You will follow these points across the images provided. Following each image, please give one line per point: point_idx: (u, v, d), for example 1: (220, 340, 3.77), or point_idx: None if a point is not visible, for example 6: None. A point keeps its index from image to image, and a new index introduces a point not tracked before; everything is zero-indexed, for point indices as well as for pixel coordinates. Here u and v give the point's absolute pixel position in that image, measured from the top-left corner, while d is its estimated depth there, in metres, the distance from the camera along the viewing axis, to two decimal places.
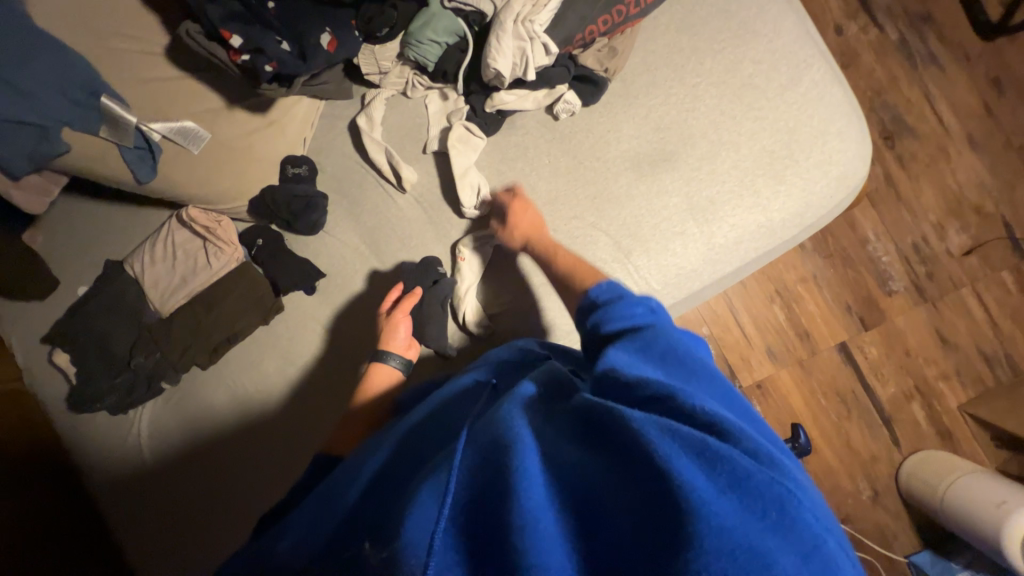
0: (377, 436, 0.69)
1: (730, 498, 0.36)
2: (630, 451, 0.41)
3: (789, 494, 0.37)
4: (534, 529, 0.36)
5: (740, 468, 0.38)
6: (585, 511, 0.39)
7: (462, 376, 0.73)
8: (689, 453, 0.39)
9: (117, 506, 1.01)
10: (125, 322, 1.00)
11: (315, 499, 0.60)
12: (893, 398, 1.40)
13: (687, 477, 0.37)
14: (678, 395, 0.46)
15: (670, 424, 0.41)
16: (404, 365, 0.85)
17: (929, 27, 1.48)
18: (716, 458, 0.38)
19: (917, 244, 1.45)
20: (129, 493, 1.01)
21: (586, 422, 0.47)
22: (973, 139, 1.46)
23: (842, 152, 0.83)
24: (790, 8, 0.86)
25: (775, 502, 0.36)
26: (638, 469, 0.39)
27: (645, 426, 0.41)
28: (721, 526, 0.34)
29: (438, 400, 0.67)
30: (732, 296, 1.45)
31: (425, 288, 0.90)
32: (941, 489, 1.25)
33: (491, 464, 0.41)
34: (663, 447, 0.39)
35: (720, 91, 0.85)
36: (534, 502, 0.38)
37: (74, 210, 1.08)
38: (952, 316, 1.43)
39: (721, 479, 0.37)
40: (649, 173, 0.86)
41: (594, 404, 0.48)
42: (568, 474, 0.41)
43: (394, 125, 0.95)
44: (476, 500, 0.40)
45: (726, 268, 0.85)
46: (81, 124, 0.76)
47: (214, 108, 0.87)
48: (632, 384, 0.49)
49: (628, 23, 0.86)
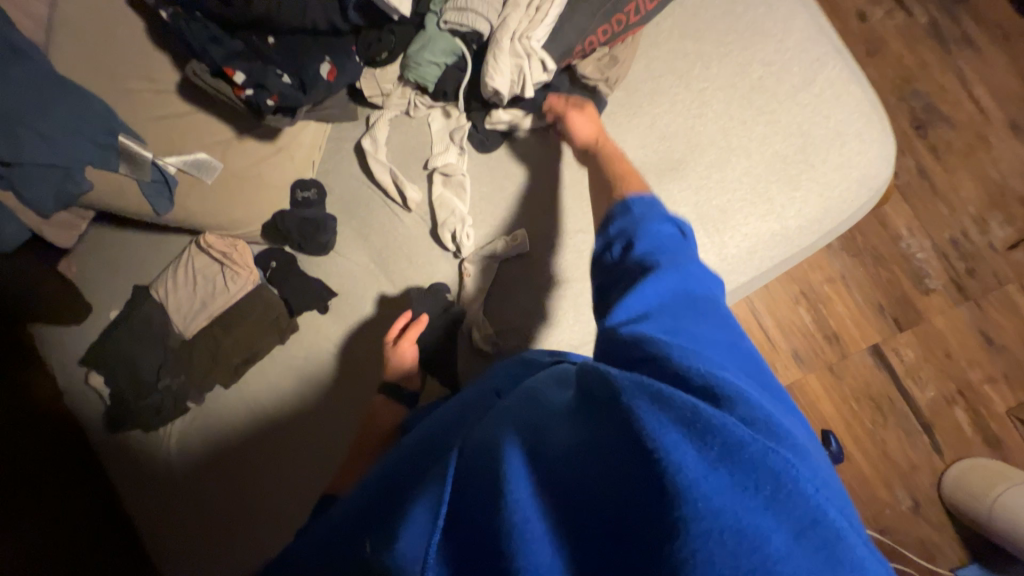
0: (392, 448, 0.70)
1: (720, 474, 0.34)
2: (614, 424, 0.39)
3: (785, 465, 0.34)
4: (522, 529, 0.36)
5: (733, 441, 0.35)
6: (574, 495, 0.38)
7: (469, 389, 0.73)
8: (677, 426, 0.36)
9: (149, 522, 1.05)
10: (152, 346, 1.05)
11: (329, 516, 0.61)
12: (933, 403, 1.32)
13: (672, 455, 0.34)
14: (677, 363, 0.43)
15: (657, 389, 0.38)
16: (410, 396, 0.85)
17: (963, 7, 1.38)
18: (707, 430, 0.35)
19: (955, 239, 1.36)
20: (162, 508, 1.04)
21: (578, 396, 0.45)
22: (1016, 126, 1.36)
23: (862, 153, 0.78)
24: (802, 6, 0.82)
25: (772, 475, 0.34)
26: (622, 444, 0.37)
27: (631, 397, 0.39)
28: (709, 504, 0.33)
29: (446, 411, 0.67)
30: (754, 298, 1.40)
31: (433, 314, 0.91)
32: (988, 500, 1.17)
33: (483, 468, 0.42)
34: (648, 421, 0.37)
35: (729, 95, 0.82)
36: (522, 501, 0.38)
37: (105, 238, 1.14)
38: (997, 315, 1.33)
39: (711, 452, 0.35)
40: (655, 184, 0.83)
41: (586, 374, 0.46)
42: (554, 458, 0.40)
43: (399, 144, 0.96)
44: (469, 506, 0.40)
45: (740, 279, 0.82)
46: (101, 162, 0.80)
47: (227, 140, 0.91)
48: (635, 344, 0.47)
49: (629, 32, 0.84)
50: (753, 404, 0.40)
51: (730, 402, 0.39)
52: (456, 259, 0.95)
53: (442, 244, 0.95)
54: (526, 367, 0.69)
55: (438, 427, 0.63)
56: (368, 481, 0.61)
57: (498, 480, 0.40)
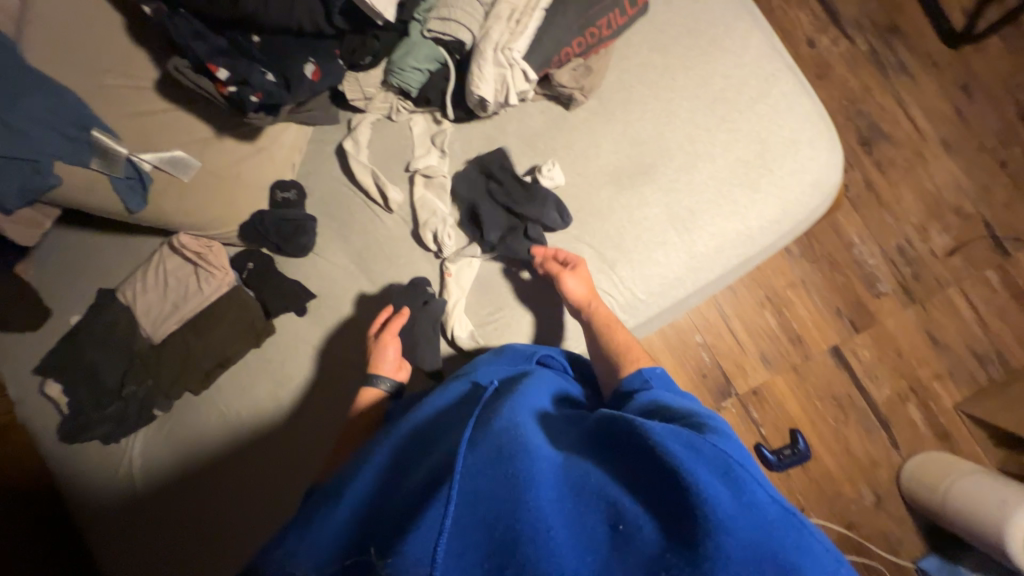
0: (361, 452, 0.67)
1: (747, 516, 0.39)
2: (646, 460, 0.43)
3: (797, 522, 0.41)
4: (545, 536, 0.38)
5: (759, 493, 0.41)
6: (604, 522, 0.41)
7: (449, 385, 0.72)
8: (710, 470, 0.42)
9: (110, 546, 1.02)
10: (116, 352, 1.01)
11: (298, 526, 0.57)
12: (889, 399, 1.41)
13: (710, 488, 0.39)
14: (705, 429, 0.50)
15: (690, 440, 0.45)
16: (394, 388, 0.82)
17: (897, 37, 1.52)
18: (739, 478, 0.41)
19: (902, 246, 1.46)
20: (126, 529, 1.02)
21: (609, 431, 0.50)
22: (948, 143, 1.48)
23: (814, 159, 0.85)
24: (757, 25, 0.90)
25: (786, 521, 0.40)
26: (654, 480, 0.42)
27: (669, 440, 0.44)
28: (739, 537, 0.37)
29: (430, 409, 0.65)
30: (723, 303, 1.47)
31: (414, 309, 0.90)
32: (942, 489, 1.24)
33: (504, 469, 0.43)
34: (686, 460, 0.42)
35: (694, 104, 0.88)
36: (544, 507, 0.40)
37: (70, 241, 1.10)
38: (941, 317, 1.43)
39: (739, 496, 0.40)
40: (629, 187, 0.89)
41: (613, 421, 0.51)
42: (582, 483, 0.43)
43: (380, 147, 0.98)
44: (475, 506, 0.41)
45: (709, 277, 0.87)
46: (72, 157, 0.78)
47: (205, 139, 0.90)
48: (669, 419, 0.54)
49: (602, 45, 0.89)
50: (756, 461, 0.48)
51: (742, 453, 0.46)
52: (438, 259, 0.96)
53: (424, 245, 0.96)
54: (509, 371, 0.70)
55: (426, 427, 0.61)
56: (340, 485, 0.58)
57: (523, 487, 0.41)
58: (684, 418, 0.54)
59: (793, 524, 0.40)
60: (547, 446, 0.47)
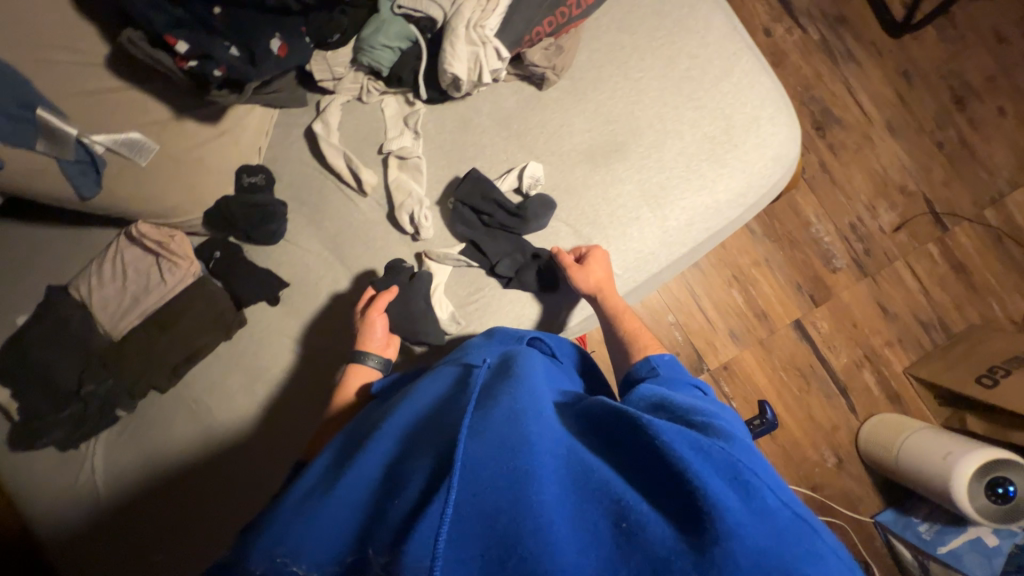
0: (352, 433, 0.66)
1: (756, 520, 0.41)
2: (655, 458, 0.45)
3: (802, 523, 0.43)
4: (548, 531, 0.39)
5: (768, 500, 0.43)
6: (606, 517, 0.42)
7: (442, 370, 0.71)
8: (719, 474, 0.44)
9: (62, 555, 0.96)
10: (72, 350, 0.95)
11: (277, 506, 0.55)
12: (846, 366, 1.50)
13: (719, 493, 0.41)
14: (709, 427, 0.52)
15: (699, 441, 0.47)
16: (383, 364, 0.83)
17: (845, 27, 1.60)
18: (749, 485, 0.44)
19: (854, 224, 1.55)
20: (81, 536, 0.96)
21: (614, 425, 0.51)
22: (892, 126, 1.57)
23: (774, 135, 0.90)
24: (718, 7, 0.93)
25: (789, 525, 0.42)
26: (663, 480, 0.44)
27: (679, 443, 0.46)
28: (745, 538, 0.39)
29: (427, 395, 0.65)
30: (692, 282, 1.52)
31: (402, 285, 0.89)
32: (896, 448, 1.33)
33: (510, 467, 0.44)
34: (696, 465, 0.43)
35: (662, 83, 0.91)
36: (549, 503, 0.41)
37: (15, 235, 1.03)
38: (891, 289, 1.53)
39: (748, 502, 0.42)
40: (602, 164, 0.91)
41: (613, 412, 0.52)
42: (589, 482, 0.44)
43: (351, 129, 0.96)
44: (480, 502, 0.41)
45: (680, 250, 0.90)
46: (16, 137, 0.74)
47: (163, 121, 0.85)
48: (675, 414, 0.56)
49: (572, 24, 0.91)
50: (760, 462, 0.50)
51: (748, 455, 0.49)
52: (414, 241, 0.95)
53: (402, 229, 0.95)
54: (504, 352, 0.70)
55: (421, 415, 0.61)
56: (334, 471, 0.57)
57: (527, 485, 0.42)
58: (687, 414, 0.55)
59: (794, 527, 0.42)
60: (552, 443, 0.48)
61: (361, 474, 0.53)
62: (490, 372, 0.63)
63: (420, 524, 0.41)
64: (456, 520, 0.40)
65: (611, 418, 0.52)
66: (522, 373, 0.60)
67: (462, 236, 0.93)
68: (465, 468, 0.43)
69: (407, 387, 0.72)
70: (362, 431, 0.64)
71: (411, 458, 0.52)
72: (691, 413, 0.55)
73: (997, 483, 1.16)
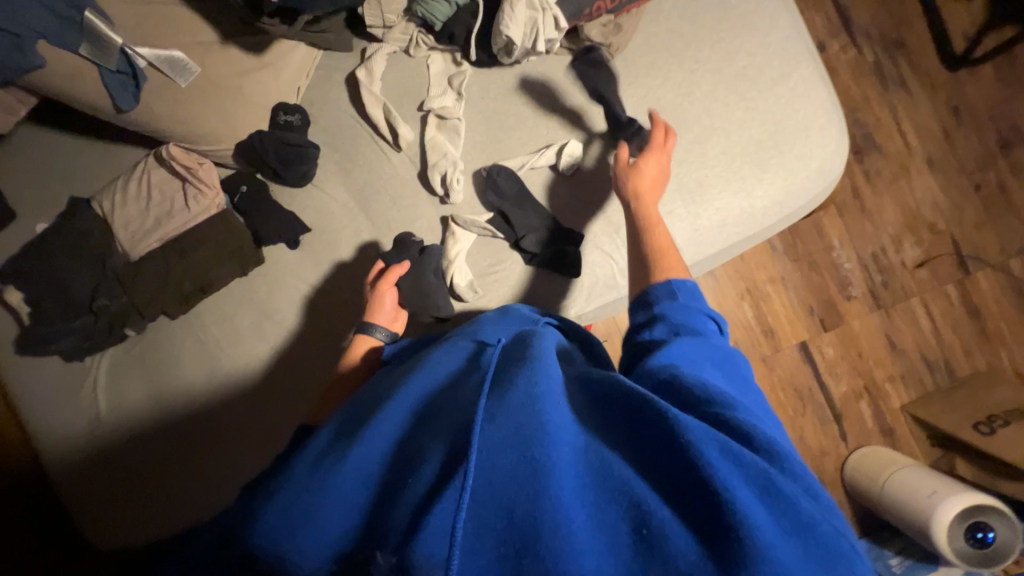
0: (353, 409, 0.62)
1: (790, 536, 0.38)
2: (674, 459, 0.43)
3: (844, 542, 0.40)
4: (567, 532, 0.38)
5: (802, 507, 0.40)
6: (626, 520, 0.40)
7: (456, 343, 0.69)
8: (749, 483, 0.41)
9: (76, 477, 0.99)
10: (89, 264, 0.95)
11: (285, 468, 0.56)
12: (844, 395, 1.44)
13: (750, 507, 0.38)
14: (734, 419, 0.46)
15: (729, 444, 0.43)
16: (391, 337, 0.81)
17: (903, 53, 1.48)
18: (779, 492, 0.41)
19: (876, 254, 1.47)
20: (91, 459, 0.99)
21: (636, 419, 0.48)
22: (931, 160, 1.47)
23: (823, 147, 0.88)
24: (786, 7, 0.91)
25: (830, 542, 0.39)
26: (685, 485, 0.42)
27: (708, 445, 0.42)
28: (781, 559, 0.36)
29: (438, 369, 0.63)
30: (705, 291, 1.46)
31: (414, 261, 0.90)
32: (881, 480, 1.30)
33: (527, 461, 0.42)
34: (723, 474, 0.40)
35: (717, 78, 0.89)
36: (564, 500, 0.40)
37: (41, 143, 1.02)
38: (902, 324, 1.46)
39: (786, 521, 0.39)
40: (642, 152, 0.90)
41: (636, 404, 0.48)
42: (609, 480, 0.43)
43: (395, 80, 0.95)
44: (499, 496, 0.41)
45: (709, 250, 0.89)
46: (59, 38, 0.72)
47: (209, 43, 0.84)
48: (690, 397, 0.50)
49: (634, 4, 0.89)
50: (793, 460, 0.46)
51: (783, 458, 0.44)
52: (442, 204, 0.95)
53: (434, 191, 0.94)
54: (519, 333, 0.68)
55: (432, 390, 0.60)
56: (351, 426, 0.57)
57: (533, 477, 0.41)
58: (699, 399, 0.50)
59: (835, 544, 0.39)
60: (565, 432, 0.46)
61: (367, 449, 0.51)
62: (509, 352, 0.60)
63: (434, 512, 0.41)
64: (474, 509, 0.41)
65: (628, 409, 0.49)
66: (537, 352, 0.58)
67: (491, 205, 0.92)
68: (482, 458, 0.43)
69: (426, 352, 0.71)
70: (371, 399, 0.63)
71: (425, 435, 0.52)
72: (716, 395, 0.50)
73: (977, 527, 1.14)
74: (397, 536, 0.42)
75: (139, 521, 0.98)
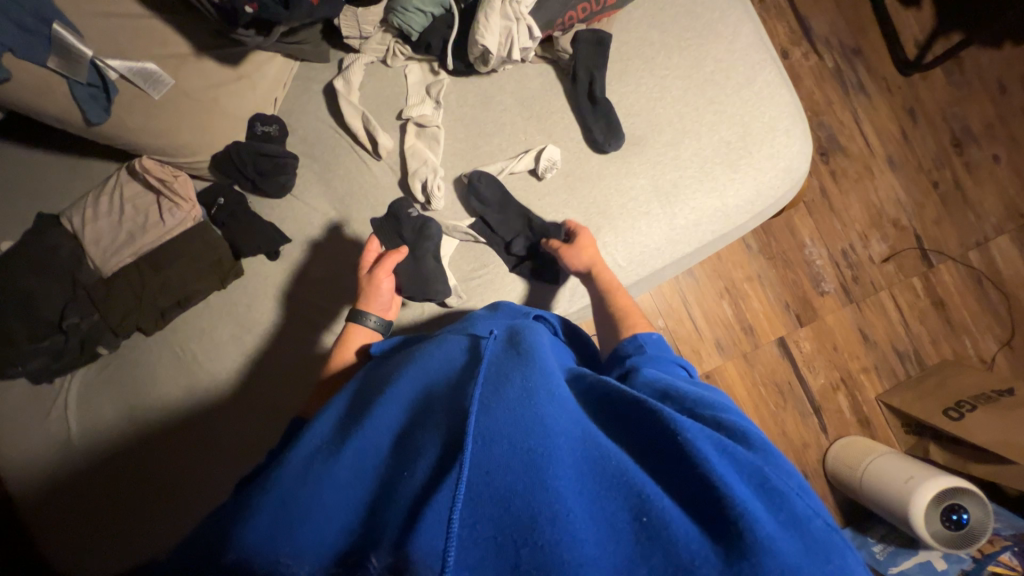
0: (364, 391, 0.64)
1: (780, 523, 0.42)
2: (673, 450, 0.46)
3: (828, 529, 0.43)
4: (566, 520, 0.40)
5: (797, 507, 0.43)
6: (627, 509, 0.42)
7: (448, 338, 0.70)
8: (746, 480, 0.45)
9: (44, 500, 0.95)
10: (58, 282, 0.92)
11: (272, 469, 0.55)
12: (822, 388, 1.48)
13: (750, 503, 0.41)
14: (728, 422, 0.52)
15: (724, 443, 0.47)
16: (382, 327, 0.81)
17: (860, 59, 1.56)
18: (775, 491, 0.44)
19: (845, 250, 1.53)
20: (61, 480, 0.95)
21: (634, 414, 0.51)
22: (891, 160, 1.55)
23: (789, 147, 0.92)
24: (747, 15, 0.95)
25: (824, 538, 0.42)
26: (683, 478, 0.45)
27: (704, 442, 0.46)
28: (781, 549, 0.39)
29: (433, 360, 0.64)
30: (685, 290, 1.50)
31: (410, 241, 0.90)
32: (862, 468, 1.34)
33: (525, 454, 0.44)
34: (718, 466, 0.43)
35: (686, 84, 0.93)
36: (564, 491, 0.42)
37: (8, 159, 0.99)
38: (873, 316, 1.51)
39: (781, 515, 0.43)
40: (618, 156, 0.92)
41: (633, 403, 0.52)
42: (607, 471, 0.44)
43: (373, 90, 0.96)
44: (496, 487, 0.42)
45: (685, 249, 0.92)
46: (27, 50, 0.72)
47: (182, 55, 0.84)
48: (696, 408, 0.55)
49: (605, 13, 0.93)
50: (786, 465, 0.50)
51: (773, 456, 0.49)
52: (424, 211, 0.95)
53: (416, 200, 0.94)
54: (510, 325, 0.71)
55: (425, 383, 0.60)
56: (347, 427, 0.57)
57: (535, 469, 0.43)
58: (695, 406, 0.55)
59: (827, 538, 0.43)
60: (564, 426, 0.48)
61: (365, 443, 0.53)
62: (501, 344, 0.62)
63: (430, 505, 0.42)
64: (469, 499, 0.42)
65: (627, 402, 0.52)
66: (532, 350, 0.60)
67: (475, 212, 0.93)
68: (479, 451, 0.44)
69: (416, 347, 0.72)
70: (365, 395, 0.63)
71: (421, 429, 0.52)
72: (707, 400, 0.56)
73: (952, 509, 1.17)
74: (394, 530, 0.43)
75: (116, 546, 0.94)
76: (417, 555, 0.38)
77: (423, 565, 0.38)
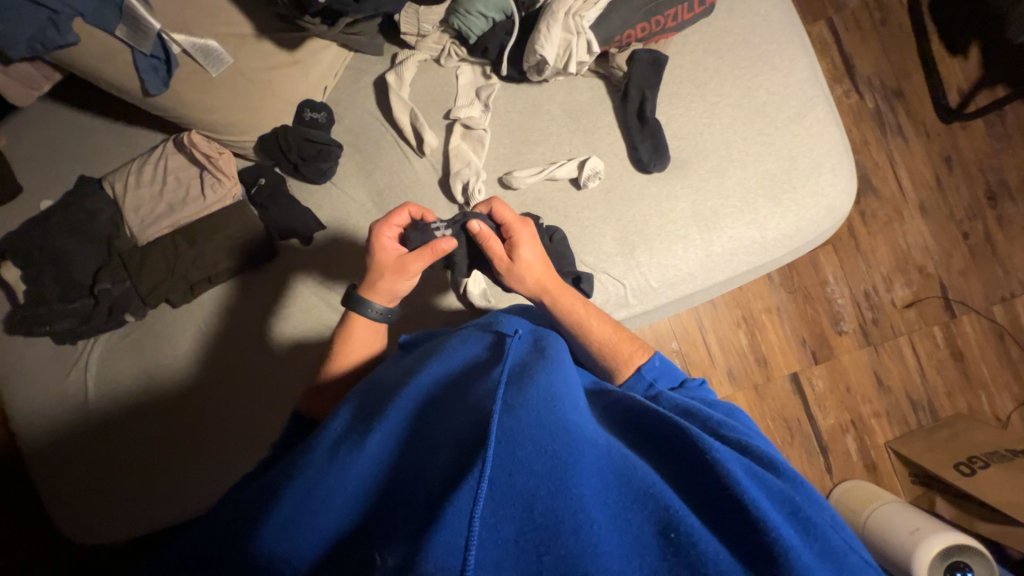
0: (369, 390, 0.63)
1: (819, 559, 0.39)
2: (703, 473, 0.44)
3: (865, 564, 0.41)
4: (589, 531, 0.38)
5: (834, 541, 0.41)
6: (651, 523, 0.40)
7: (472, 333, 0.70)
8: (777, 507, 0.43)
9: (56, 465, 0.95)
10: (94, 245, 0.94)
11: (293, 456, 0.54)
12: (831, 428, 1.45)
13: (781, 528, 0.40)
14: (754, 445, 0.51)
15: (754, 469, 0.46)
16: (386, 317, 0.79)
17: (902, 102, 1.52)
18: (809, 523, 0.42)
19: (868, 292, 1.49)
20: (74, 445, 0.95)
21: (661, 433, 0.50)
22: (924, 207, 1.50)
23: (834, 184, 0.91)
24: (804, 51, 0.95)
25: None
26: (716, 502, 0.43)
27: (735, 467, 0.44)
28: None
29: (455, 353, 0.64)
30: (702, 316, 1.48)
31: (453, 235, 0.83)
32: (867, 511, 1.29)
33: (551, 459, 0.41)
34: (748, 492, 0.42)
35: (736, 112, 0.93)
36: (589, 500, 0.40)
37: (53, 118, 1.00)
38: (890, 361, 1.47)
39: (815, 548, 0.41)
40: (662, 177, 0.92)
41: (660, 422, 0.51)
42: (637, 486, 0.42)
43: (423, 87, 0.98)
44: (515, 484, 0.40)
45: (719, 276, 0.91)
46: (95, 18, 0.75)
47: (243, 36, 0.85)
48: (716, 428, 0.55)
49: (663, 35, 0.93)
50: (818, 494, 0.49)
51: (805, 488, 0.48)
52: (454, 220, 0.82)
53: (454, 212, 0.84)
54: (535, 328, 0.71)
55: (444, 376, 0.60)
56: (370, 413, 0.56)
57: (559, 476, 0.40)
58: (714, 426, 0.55)
59: (864, 574, 0.40)
60: (592, 435, 0.46)
61: (386, 431, 0.52)
62: (527, 347, 0.62)
63: (452, 500, 0.39)
64: (492, 497, 0.39)
65: (654, 422, 0.52)
66: (557, 358, 0.60)
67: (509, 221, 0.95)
68: (502, 449, 0.42)
69: (440, 340, 0.72)
70: (385, 387, 0.62)
71: (441, 425, 0.51)
72: (731, 425, 0.55)
73: (956, 568, 1.11)
74: (414, 526, 0.41)
75: (124, 516, 0.94)
76: (433, 553, 0.36)
77: (440, 563, 0.35)
